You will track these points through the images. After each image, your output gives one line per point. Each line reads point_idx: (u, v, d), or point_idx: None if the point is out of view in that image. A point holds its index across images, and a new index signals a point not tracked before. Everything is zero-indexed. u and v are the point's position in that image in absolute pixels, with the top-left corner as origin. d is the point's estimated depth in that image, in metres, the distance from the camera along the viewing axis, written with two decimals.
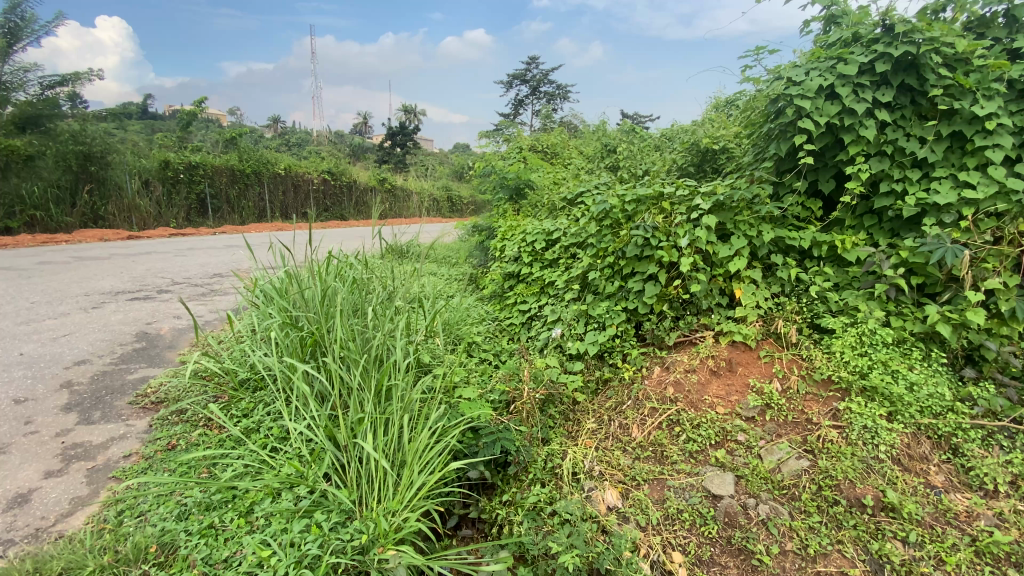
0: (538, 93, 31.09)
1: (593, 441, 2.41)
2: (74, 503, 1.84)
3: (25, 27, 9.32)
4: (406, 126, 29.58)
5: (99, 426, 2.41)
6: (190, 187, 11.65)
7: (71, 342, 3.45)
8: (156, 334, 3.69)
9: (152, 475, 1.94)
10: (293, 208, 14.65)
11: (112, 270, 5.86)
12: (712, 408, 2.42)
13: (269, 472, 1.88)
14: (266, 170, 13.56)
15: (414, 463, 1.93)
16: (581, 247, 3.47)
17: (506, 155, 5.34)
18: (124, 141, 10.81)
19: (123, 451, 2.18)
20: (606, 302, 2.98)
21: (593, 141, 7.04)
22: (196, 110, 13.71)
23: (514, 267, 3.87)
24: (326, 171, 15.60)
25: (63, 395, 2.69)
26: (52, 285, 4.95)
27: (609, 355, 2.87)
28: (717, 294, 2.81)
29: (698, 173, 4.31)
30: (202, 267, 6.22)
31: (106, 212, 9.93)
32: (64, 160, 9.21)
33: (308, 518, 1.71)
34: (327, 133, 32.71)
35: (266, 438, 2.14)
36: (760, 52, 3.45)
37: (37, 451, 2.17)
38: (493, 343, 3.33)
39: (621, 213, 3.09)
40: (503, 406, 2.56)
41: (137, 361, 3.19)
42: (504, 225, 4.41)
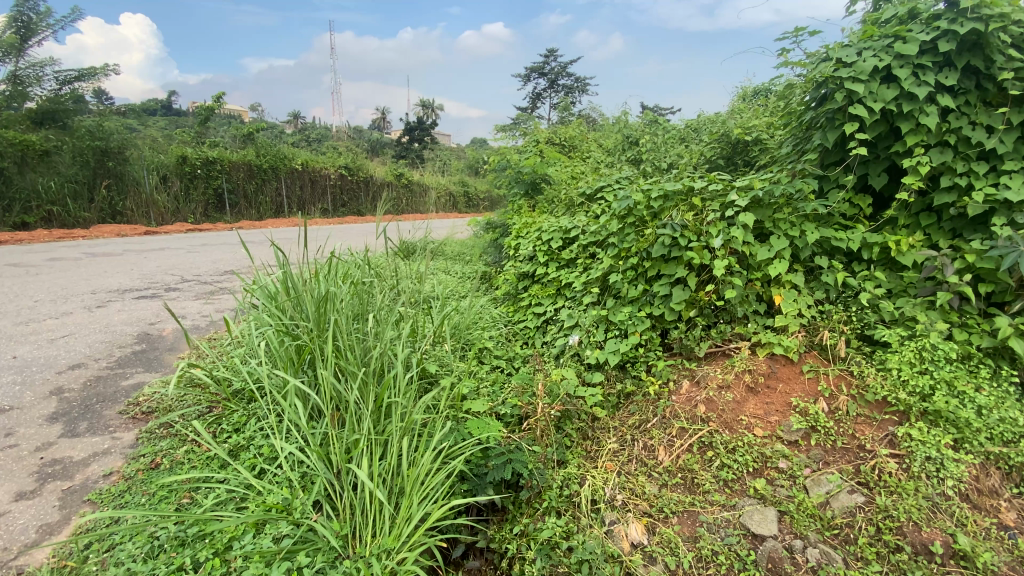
0: (556, 87, 30.65)
1: (615, 464, 2.18)
2: (40, 533, 1.71)
3: (40, 21, 9.39)
4: (424, 122, 29.45)
5: (83, 439, 2.27)
6: (207, 182, 11.66)
7: (69, 344, 3.33)
8: (157, 336, 3.55)
9: (127, 504, 1.81)
10: (310, 204, 14.64)
11: (122, 266, 5.79)
12: (749, 429, 2.17)
13: (254, 500, 1.73)
14: (283, 165, 13.55)
15: (414, 493, 1.73)
16: (601, 247, 3.23)
17: (522, 149, 5.10)
18: (142, 136, 10.85)
19: (102, 470, 2.04)
20: (629, 307, 2.72)
21: (614, 134, 6.75)
22: (214, 105, 13.73)
23: (529, 267, 3.64)
24: (342, 165, 15.55)
25: (51, 403, 2.56)
26: (60, 283, 4.88)
27: (631, 366, 2.63)
28: (753, 301, 2.55)
29: (728, 166, 4.02)
30: (212, 264, 6.12)
31: (124, 207, 9.97)
32: (82, 156, 9.23)
33: (289, 561, 1.53)
34: (345, 129, 32.77)
35: (254, 458, 1.99)
36: (800, 33, 3.15)
37: (11, 468, 2.04)
38: (506, 348, 3.11)
39: (646, 211, 2.83)
40: (515, 422, 2.35)
41: (134, 365, 3.05)
42: (518, 222, 4.18)
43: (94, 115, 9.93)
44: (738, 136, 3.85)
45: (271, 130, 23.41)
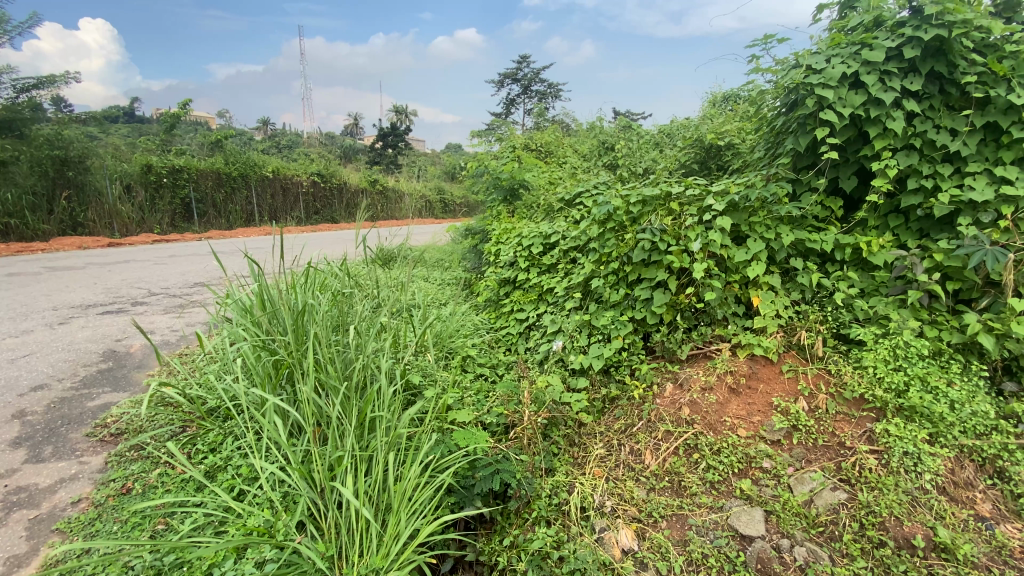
0: (529, 92, 30.88)
1: (603, 470, 2.17)
2: (8, 565, 1.62)
3: None
4: (398, 128, 29.25)
5: (49, 464, 2.15)
6: (174, 192, 11.31)
7: (30, 364, 3.16)
8: (125, 353, 3.40)
9: (99, 532, 1.72)
10: (282, 212, 14.34)
11: (84, 280, 5.55)
12: (733, 430, 2.20)
13: (234, 524, 1.67)
14: (254, 173, 13.25)
15: (402, 509, 1.69)
16: (581, 252, 3.24)
17: (498, 155, 5.09)
18: (105, 145, 10.47)
19: (71, 497, 1.94)
20: (611, 311, 2.73)
21: (588, 140, 6.82)
22: (180, 112, 13.34)
23: (510, 273, 3.62)
24: (315, 173, 15.30)
25: (13, 427, 2.42)
26: (18, 300, 4.65)
27: (615, 370, 2.63)
28: (732, 302, 2.60)
29: (702, 170, 4.10)
30: (181, 276, 5.92)
31: (86, 219, 9.58)
32: (40, 166, 8.83)
33: None
34: (317, 135, 32.17)
35: (233, 479, 1.94)
36: (769, 40, 3.24)
37: None
38: (489, 356, 3.08)
39: (625, 216, 2.85)
40: (502, 431, 2.33)
41: (101, 385, 2.91)
42: (498, 228, 4.16)
43: (53, 123, 9.52)
44: (711, 140, 3.93)
45: (241, 136, 22.87)
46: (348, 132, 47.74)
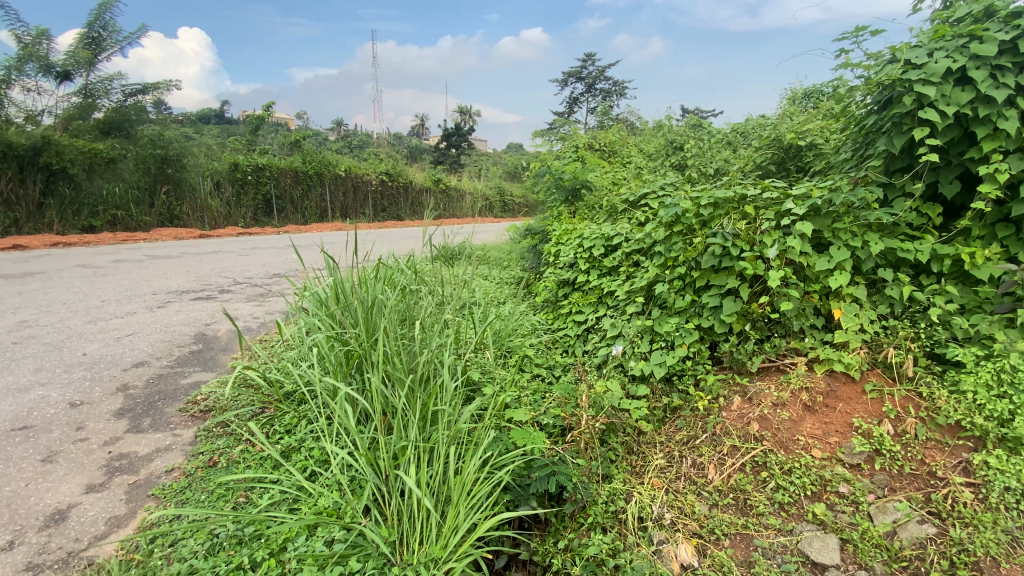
0: (594, 91, 30.51)
1: (662, 481, 2.12)
2: (110, 525, 1.82)
3: (108, 38, 10.36)
4: (462, 128, 29.88)
5: (147, 435, 2.39)
6: (257, 189, 12.18)
7: (133, 342, 3.53)
8: (213, 336, 3.72)
9: (188, 500, 1.90)
10: (352, 209, 15.04)
11: (179, 269, 6.10)
12: (807, 451, 2.08)
13: (306, 503, 1.79)
14: (328, 171, 13.98)
15: (461, 502, 1.74)
16: (645, 255, 3.16)
17: (561, 154, 5.07)
18: (199, 144, 11.46)
19: (165, 466, 2.15)
20: (676, 318, 2.63)
21: (654, 139, 6.64)
22: (264, 114, 14.33)
23: (570, 274, 3.58)
24: (384, 172, 15.95)
25: (117, 399, 2.71)
26: (125, 284, 5.19)
27: (678, 379, 2.54)
28: (811, 314, 2.44)
29: (780, 172, 3.89)
30: (262, 267, 6.37)
31: (181, 212, 10.57)
32: (144, 164, 9.83)
33: (341, 565, 1.58)
34: (386, 136, 33.58)
35: (306, 461, 2.07)
36: (860, 33, 3.02)
37: (83, 461, 2.18)
38: (546, 357, 3.09)
39: (694, 218, 2.74)
40: (558, 433, 2.33)
41: (192, 364, 3.20)
42: (558, 228, 4.13)
43: (156, 125, 10.54)
44: (791, 140, 3.71)
45: (318, 136, 24.21)
46: (415, 132, 49.36)
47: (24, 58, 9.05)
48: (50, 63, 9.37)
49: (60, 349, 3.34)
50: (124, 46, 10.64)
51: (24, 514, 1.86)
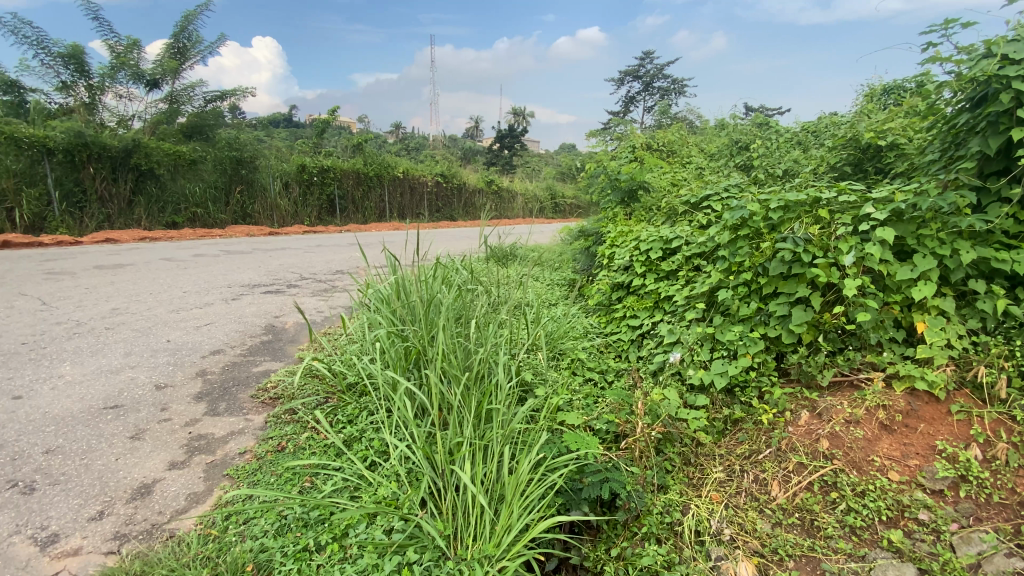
0: (652, 89, 29.80)
1: (721, 495, 2.04)
2: (189, 501, 1.97)
3: (191, 47, 11.22)
4: (516, 129, 30.05)
5: (222, 418, 2.57)
6: (321, 189, 12.78)
7: (211, 331, 3.80)
8: (281, 328, 3.95)
9: (259, 482, 2.02)
10: (409, 210, 15.43)
11: (250, 264, 6.50)
12: (883, 473, 1.94)
13: (366, 492, 1.87)
14: (387, 172, 14.47)
15: (514, 502, 1.75)
16: (706, 259, 3.06)
17: (618, 155, 4.98)
18: (270, 147, 12.18)
19: (239, 448, 2.30)
20: (740, 326, 2.52)
21: (717, 138, 6.40)
22: (329, 118, 15.04)
23: (625, 278, 3.50)
24: (440, 173, 16.31)
25: (196, 384, 2.93)
26: (204, 277, 5.61)
27: (741, 391, 2.43)
28: (890, 327, 2.27)
29: (856, 174, 3.65)
30: (325, 264, 6.68)
31: (253, 210, 11.29)
32: (221, 165, 10.58)
33: (399, 555, 1.65)
34: (441, 138, 34.38)
35: (366, 451, 2.16)
36: (951, 24, 2.79)
37: (166, 439, 2.37)
38: (599, 361, 3.05)
39: (763, 222, 2.62)
40: (612, 439, 2.30)
41: (262, 354, 3.41)
42: (613, 230, 4.06)
43: (232, 129, 11.31)
44: (869, 139, 3.47)
45: (377, 139, 25.16)
46: (470, 134, 50.18)
47: (117, 67, 9.95)
48: (141, 72, 10.27)
49: (147, 336, 3.65)
50: (206, 56, 11.49)
51: (117, 486, 2.04)
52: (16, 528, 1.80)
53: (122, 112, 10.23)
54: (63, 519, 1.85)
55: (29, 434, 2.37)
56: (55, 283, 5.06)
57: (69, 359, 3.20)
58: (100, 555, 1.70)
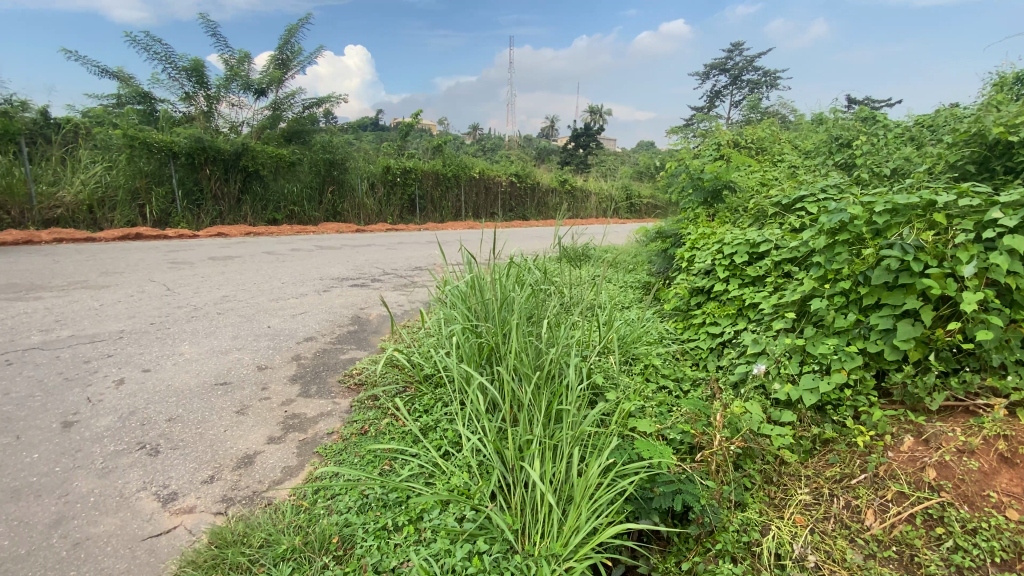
0: (740, 84, 28.17)
1: (806, 519, 1.91)
2: (285, 473, 2.17)
3: (293, 58, 12.22)
4: (593, 128, 29.66)
5: (314, 400, 2.80)
6: (403, 189, 13.41)
7: (304, 319, 4.14)
8: (366, 319, 4.22)
9: (344, 461, 2.18)
10: (484, 209, 15.79)
11: (339, 259, 6.98)
12: (1000, 511, 1.74)
13: (440, 480, 1.97)
14: (465, 173, 14.87)
15: (582, 504, 1.75)
16: (797, 266, 2.86)
17: (701, 153, 4.77)
18: (359, 149, 12.98)
19: (327, 429, 2.50)
20: (834, 339, 2.33)
21: (813, 135, 5.94)
22: (412, 121, 15.74)
23: (704, 282, 3.34)
24: (515, 173, 16.52)
25: (292, 367, 3.22)
26: (299, 269, 6.11)
27: (833, 410, 2.26)
28: (1018, 348, 2.00)
29: (981, 174, 3.24)
30: (406, 260, 7.02)
31: (342, 209, 12.11)
32: (316, 167, 11.46)
33: (470, 544, 1.72)
34: (517, 139, 34.81)
35: (440, 440, 2.25)
36: None
37: (266, 416, 2.63)
38: (674, 368, 2.96)
39: (865, 227, 2.41)
40: (687, 450, 2.22)
41: (349, 343, 3.66)
42: (694, 232, 3.91)
43: (326, 133, 12.19)
44: (1000, 135, 3.07)
45: (455, 140, 25.98)
46: (545, 134, 50.36)
47: (231, 78, 11.04)
48: (250, 83, 11.34)
49: (251, 321, 4.04)
50: (305, 65, 12.45)
51: (224, 454, 2.29)
52: (144, 484, 2.08)
53: (233, 119, 11.34)
54: (181, 479, 2.12)
55: (155, 403, 2.72)
56: (178, 271, 5.75)
57: (187, 339, 3.63)
58: (211, 515, 1.93)
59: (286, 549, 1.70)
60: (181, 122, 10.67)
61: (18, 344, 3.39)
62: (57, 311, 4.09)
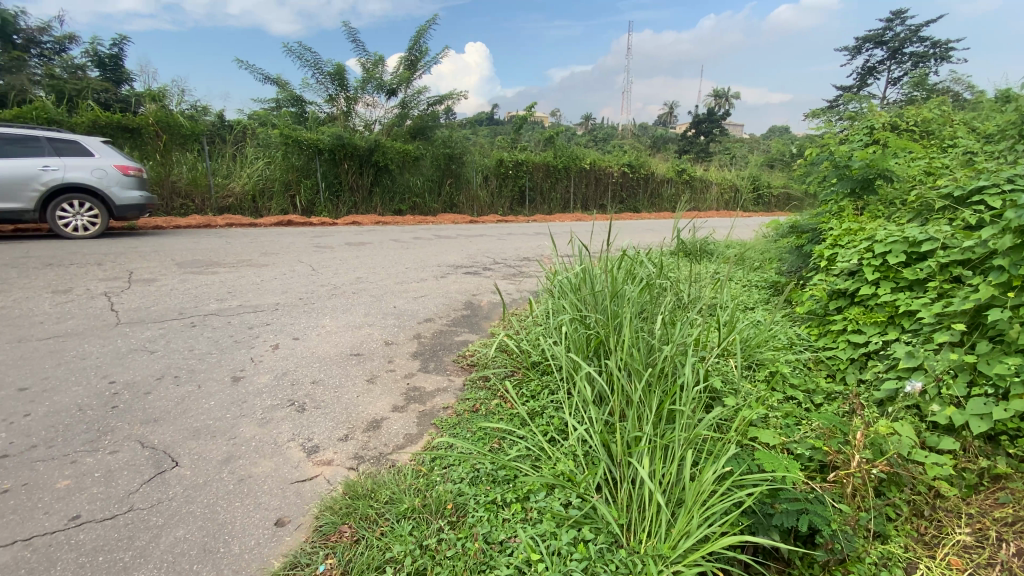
0: (900, 56, 24.28)
1: (964, 562, 1.69)
2: (406, 440, 2.37)
3: (420, 58, 13.02)
4: (716, 115, 27.71)
5: (432, 375, 3.02)
6: (515, 181, 13.71)
7: (424, 302, 4.46)
8: (478, 305, 4.42)
9: (458, 435, 2.33)
10: (593, 201, 15.55)
11: (454, 247, 7.38)
12: None
13: (546, 463, 2.02)
14: (576, 164, 14.75)
15: (693, 509, 1.68)
16: (972, 269, 2.42)
17: (849, 138, 4.21)
18: (476, 143, 13.46)
19: (443, 403, 2.68)
20: (1018, 359, 1.95)
21: (999, 113, 4.95)
22: (526, 113, 15.96)
23: (847, 284, 2.97)
24: (627, 164, 16.01)
25: (413, 344, 3.49)
26: (419, 256, 6.57)
27: (1010, 442, 1.93)
28: None
29: None
30: (516, 250, 7.20)
31: (458, 201, 12.76)
32: (437, 161, 12.18)
33: (576, 530, 1.75)
34: (631, 127, 33.66)
35: (547, 426, 2.31)
36: None
37: (391, 386, 2.90)
38: (805, 378, 2.70)
39: None
40: (816, 468, 2.02)
41: (463, 326, 3.88)
42: (837, 228, 3.48)
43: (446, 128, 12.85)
44: None
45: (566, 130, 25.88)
46: (662, 122, 48.05)
47: (367, 80, 12.10)
48: (383, 83, 12.32)
49: (379, 301, 4.45)
50: (431, 65, 13.20)
51: (356, 417, 2.57)
52: (293, 436, 2.42)
53: (367, 117, 12.43)
54: (322, 435, 2.42)
55: (302, 367, 3.13)
56: (320, 254, 6.50)
57: (327, 313, 4.11)
58: (345, 469, 2.18)
59: (407, 508, 1.87)
60: (325, 121, 11.96)
61: (202, 310, 4.11)
62: (229, 284, 4.86)
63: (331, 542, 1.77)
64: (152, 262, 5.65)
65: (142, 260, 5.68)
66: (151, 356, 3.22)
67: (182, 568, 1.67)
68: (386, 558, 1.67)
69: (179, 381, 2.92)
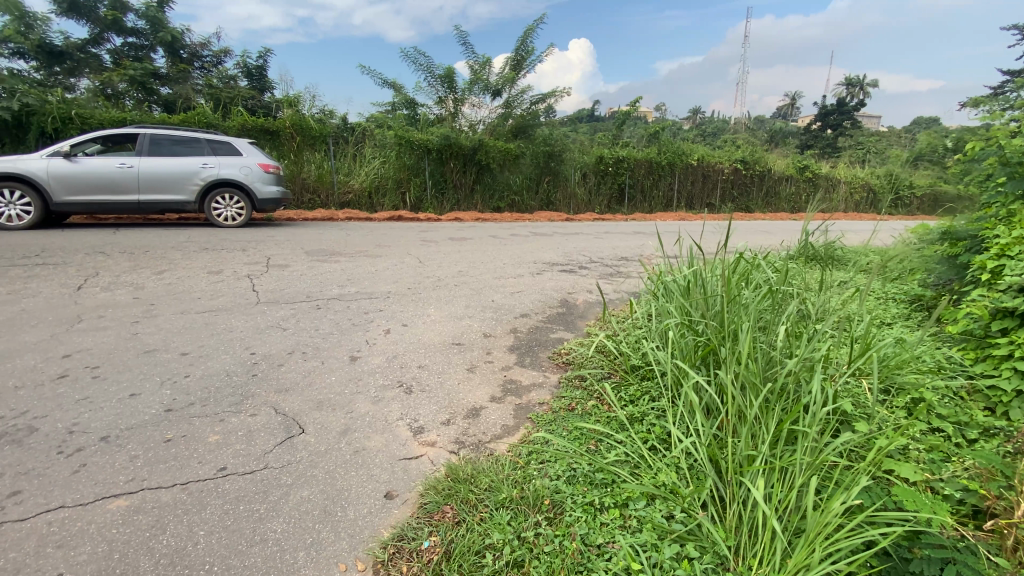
0: None
1: None
2: (503, 430, 2.44)
3: (525, 58, 13.19)
4: (847, 105, 24.80)
5: (528, 369, 3.07)
6: (615, 178, 13.40)
7: (521, 297, 4.54)
8: (574, 303, 4.40)
9: (554, 432, 2.34)
10: (699, 199, 14.69)
11: (551, 245, 7.40)
12: None
13: (648, 472, 1.95)
14: (681, 161, 14.05)
15: (815, 542, 1.53)
16: None
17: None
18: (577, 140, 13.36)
19: (539, 399, 2.71)
20: None
21: None
22: (631, 109, 15.49)
23: (1018, 302, 2.51)
24: (738, 160, 14.91)
25: (510, 338, 3.57)
26: (517, 252, 6.69)
27: None
28: None
29: None
30: (614, 250, 7.05)
31: (556, 198, 12.77)
32: (537, 159, 12.30)
33: (679, 545, 1.68)
34: (744, 120, 31.31)
35: (647, 434, 2.23)
36: None
37: (489, 376, 2.99)
38: (956, 409, 2.34)
39: None
40: (970, 514, 1.74)
41: (559, 323, 3.89)
42: (1006, 234, 2.95)
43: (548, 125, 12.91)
44: None
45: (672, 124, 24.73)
46: (782, 113, 44.03)
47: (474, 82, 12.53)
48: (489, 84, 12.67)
49: (478, 294, 4.61)
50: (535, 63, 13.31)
51: (457, 403, 2.69)
52: (401, 415, 2.59)
53: (472, 117, 12.87)
54: (427, 417, 2.57)
55: (409, 352, 3.34)
56: (426, 247, 6.87)
57: (432, 303, 4.34)
58: (447, 452, 2.30)
59: (505, 497, 1.92)
60: (434, 122, 12.60)
61: (325, 294, 4.54)
62: (347, 272, 5.32)
63: (435, 520, 1.87)
64: (285, 250, 6.36)
65: (277, 248, 6.42)
66: (284, 333, 3.63)
67: (306, 525, 1.88)
68: (485, 544, 1.73)
69: (306, 357, 3.26)
